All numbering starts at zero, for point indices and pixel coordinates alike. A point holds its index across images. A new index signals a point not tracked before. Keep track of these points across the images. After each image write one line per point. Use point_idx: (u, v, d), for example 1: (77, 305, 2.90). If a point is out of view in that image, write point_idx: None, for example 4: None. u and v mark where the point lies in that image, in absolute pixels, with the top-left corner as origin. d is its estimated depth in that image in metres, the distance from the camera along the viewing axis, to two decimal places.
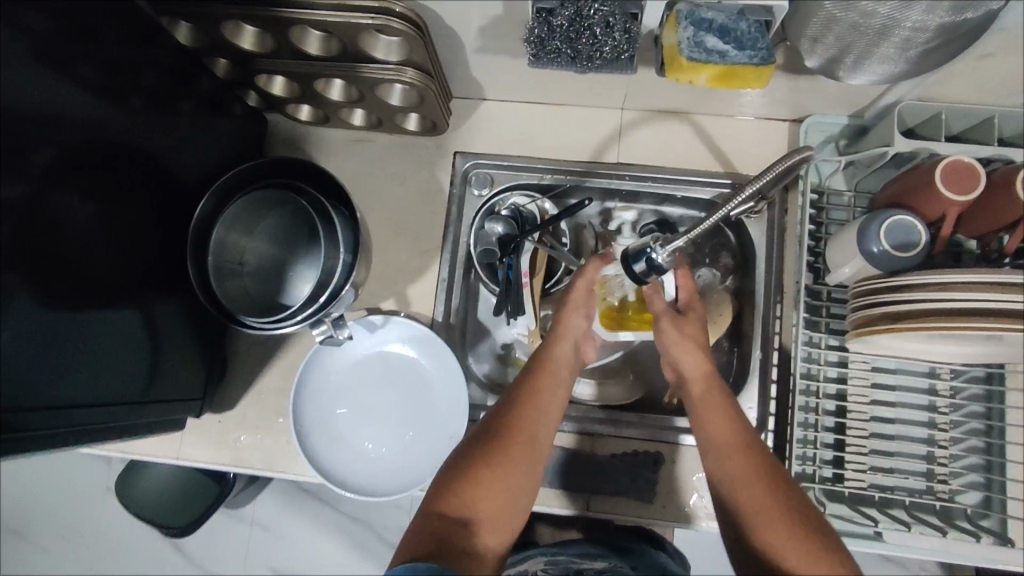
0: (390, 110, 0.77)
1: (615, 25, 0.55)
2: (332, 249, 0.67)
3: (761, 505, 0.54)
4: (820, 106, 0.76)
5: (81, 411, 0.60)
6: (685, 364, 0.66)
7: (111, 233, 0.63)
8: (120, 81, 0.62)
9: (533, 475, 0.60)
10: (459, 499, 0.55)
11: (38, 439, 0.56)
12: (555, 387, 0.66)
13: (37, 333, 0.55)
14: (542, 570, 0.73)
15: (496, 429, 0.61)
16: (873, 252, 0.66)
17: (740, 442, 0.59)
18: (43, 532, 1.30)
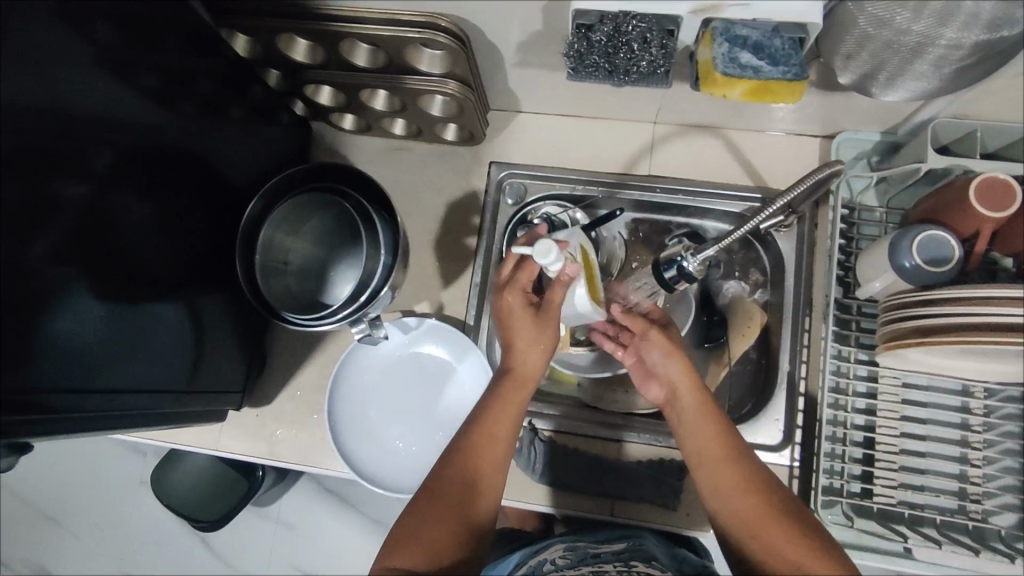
0: (428, 120, 0.80)
1: (652, 41, 0.57)
2: (373, 252, 0.70)
3: (754, 513, 0.56)
4: (853, 122, 0.77)
5: (127, 396, 0.63)
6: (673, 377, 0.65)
7: (165, 231, 0.67)
8: (181, 88, 0.66)
9: (491, 504, 0.61)
10: (419, 557, 0.55)
11: (85, 421, 0.59)
12: (509, 420, 0.64)
13: (95, 320, 0.59)
14: (560, 557, 0.72)
15: (447, 478, 0.60)
16: (905, 266, 0.66)
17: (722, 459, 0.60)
18: (80, 523, 1.34)
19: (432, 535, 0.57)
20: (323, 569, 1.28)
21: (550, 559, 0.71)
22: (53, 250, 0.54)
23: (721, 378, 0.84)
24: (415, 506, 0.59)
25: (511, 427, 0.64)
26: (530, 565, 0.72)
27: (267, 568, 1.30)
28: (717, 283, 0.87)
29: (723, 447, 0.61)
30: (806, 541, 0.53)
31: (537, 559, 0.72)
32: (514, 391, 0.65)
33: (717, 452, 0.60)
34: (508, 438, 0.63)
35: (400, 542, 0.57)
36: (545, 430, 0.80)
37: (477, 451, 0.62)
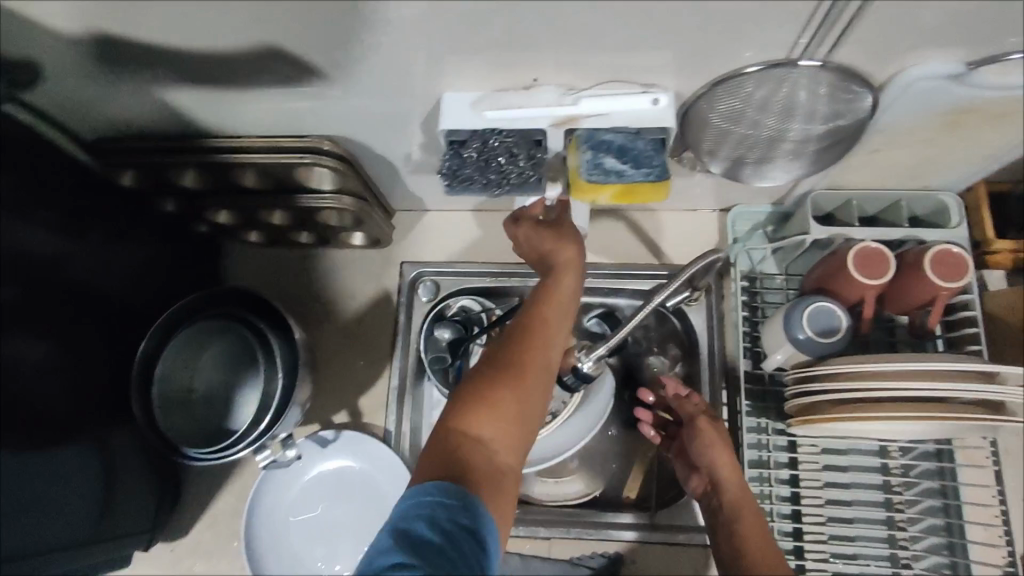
0: (330, 230, 0.81)
1: (519, 154, 0.59)
2: (272, 372, 0.69)
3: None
4: (742, 198, 0.81)
5: (30, 560, 0.59)
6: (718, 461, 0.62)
7: (66, 373, 0.63)
8: (85, 221, 0.66)
9: (546, 394, 0.53)
10: (477, 423, 0.49)
11: None
12: (565, 317, 0.57)
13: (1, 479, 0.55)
14: None
15: (507, 353, 0.53)
16: (799, 339, 0.67)
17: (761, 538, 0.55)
18: None
19: (487, 401, 0.50)
20: None
21: None
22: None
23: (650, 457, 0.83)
24: (474, 374, 0.52)
25: (564, 322, 0.57)
26: None
27: None
28: (639, 359, 0.87)
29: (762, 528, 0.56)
30: None
31: None
32: (563, 279, 0.59)
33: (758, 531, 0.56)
34: (562, 330, 0.57)
35: (458, 405, 0.50)
36: None
37: (536, 336, 0.55)
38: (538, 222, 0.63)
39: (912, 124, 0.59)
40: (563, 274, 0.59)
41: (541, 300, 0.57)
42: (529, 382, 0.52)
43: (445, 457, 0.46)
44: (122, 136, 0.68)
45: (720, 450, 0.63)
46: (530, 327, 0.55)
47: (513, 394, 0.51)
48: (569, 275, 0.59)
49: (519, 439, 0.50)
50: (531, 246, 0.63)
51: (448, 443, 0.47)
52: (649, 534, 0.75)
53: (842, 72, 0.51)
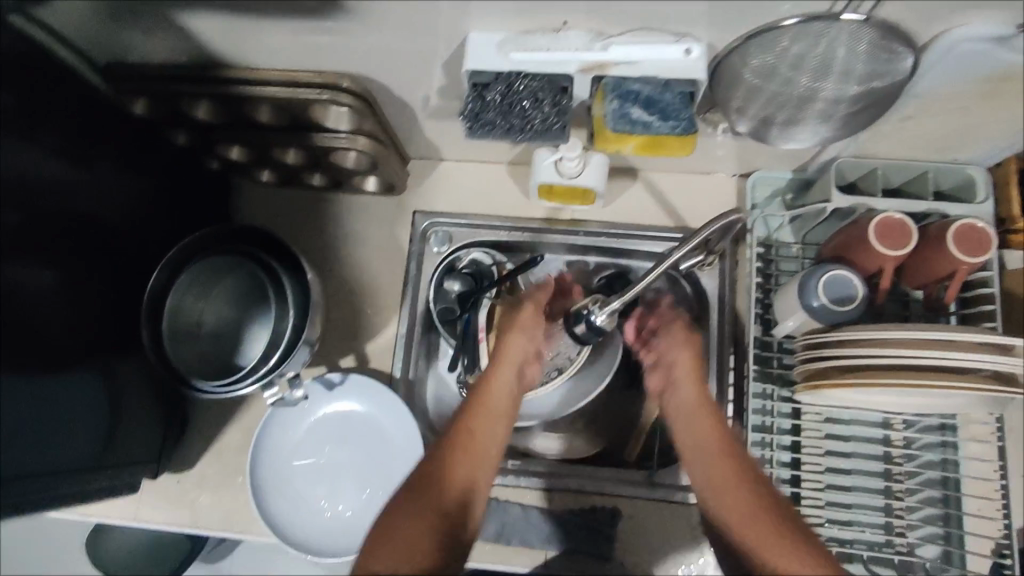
0: (345, 174, 0.79)
1: (543, 99, 0.58)
2: (284, 311, 0.70)
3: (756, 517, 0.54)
4: (764, 162, 0.79)
5: (44, 478, 0.60)
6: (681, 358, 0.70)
7: (68, 299, 0.64)
8: (90, 149, 0.66)
9: (491, 474, 0.59)
10: (433, 507, 0.52)
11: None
12: (504, 416, 0.63)
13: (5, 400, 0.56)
14: None
15: (452, 435, 0.59)
16: (813, 307, 0.67)
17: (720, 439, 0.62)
18: None
19: (440, 487, 0.54)
20: None
21: None
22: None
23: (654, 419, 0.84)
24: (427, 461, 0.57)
25: (506, 409, 0.64)
26: None
27: None
28: None
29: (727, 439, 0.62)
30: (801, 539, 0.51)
31: None
32: (501, 372, 0.67)
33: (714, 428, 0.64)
34: (505, 415, 0.63)
35: (411, 490, 0.54)
36: None
37: (477, 413, 0.62)
38: (535, 305, 0.73)
39: (950, 90, 0.57)
40: (503, 363, 0.68)
41: (478, 395, 0.64)
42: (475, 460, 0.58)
43: (408, 546, 0.48)
44: (132, 66, 0.67)
45: (681, 348, 0.71)
46: (474, 406, 0.62)
47: (461, 478, 0.56)
48: (515, 346, 0.69)
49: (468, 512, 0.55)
50: (490, 351, 0.71)
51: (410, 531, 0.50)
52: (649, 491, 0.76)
53: (884, 28, 0.49)
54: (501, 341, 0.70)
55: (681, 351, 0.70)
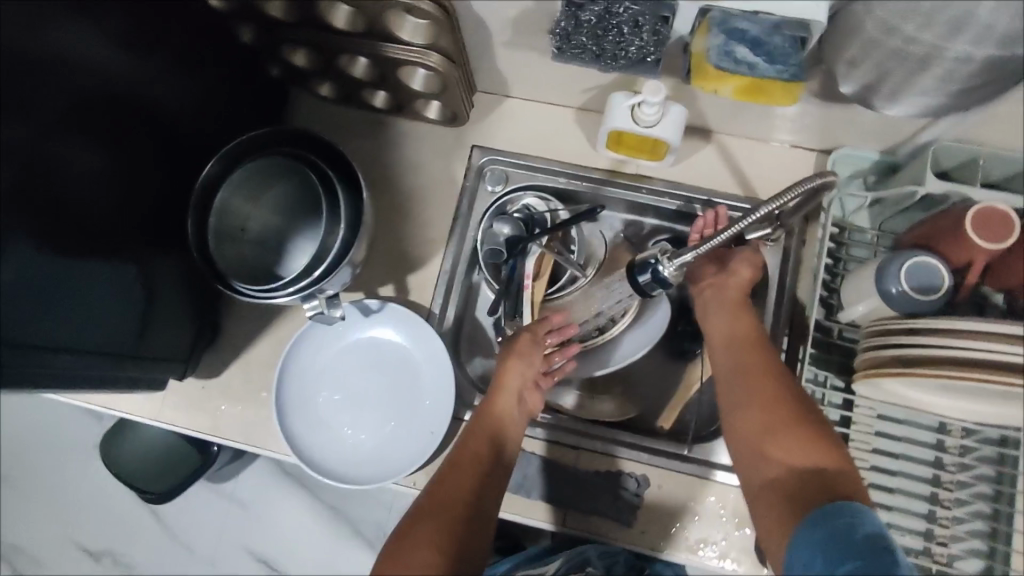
0: (409, 96, 0.77)
1: (644, 25, 0.53)
2: (333, 225, 0.67)
3: (778, 416, 0.58)
4: (851, 138, 0.74)
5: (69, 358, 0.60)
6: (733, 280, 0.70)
7: (117, 186, 0.63)
8: (154, 36, 0.64)
9: (495, 488, 0.65)
10: (433, 526, 0.59)
11: (12, 378, 0.55)
12: (501, 432, 0.68)
13: (27, 272, 0.54)
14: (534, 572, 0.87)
15: (456, 458, 0.65)
16: (891, 293, 0.63)
17: (759, 347, 0.65)
18: (48, 487, 1.48)
19: (440, 503, 0.61)
20: (275, 554, 1.43)
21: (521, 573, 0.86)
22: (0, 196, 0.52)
23: (692, 393, 0.81)
24: (435, 482, 0.64)
25: (506, 426, 0.69)
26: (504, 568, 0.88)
27: (221, 547, 1.44)
28: None
29: (763, 347, 0.65)
30: (818, 438, 0.56)
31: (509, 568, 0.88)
32: (504, 389, 0.70)
33: (752, 338, 0.66)
34: (503, 430, 0.68)
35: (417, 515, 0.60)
36: None
37: (476, 431, 0.68)
38: (532, 336, 0.72)
39: None
40: (500, 393, 0.70)
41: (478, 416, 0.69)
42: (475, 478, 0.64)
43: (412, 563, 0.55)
44: None
45: (740, 266, 0.71)
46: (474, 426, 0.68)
47: (462, 492, 0.62)
48: (514, 371, 0.70)
49: (472, 523, 0.61)
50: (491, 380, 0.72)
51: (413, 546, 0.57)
52: (681, 463, 0.73)
53: None
54: (499, 369, 0.71)
55: (739, 269, 0.70)
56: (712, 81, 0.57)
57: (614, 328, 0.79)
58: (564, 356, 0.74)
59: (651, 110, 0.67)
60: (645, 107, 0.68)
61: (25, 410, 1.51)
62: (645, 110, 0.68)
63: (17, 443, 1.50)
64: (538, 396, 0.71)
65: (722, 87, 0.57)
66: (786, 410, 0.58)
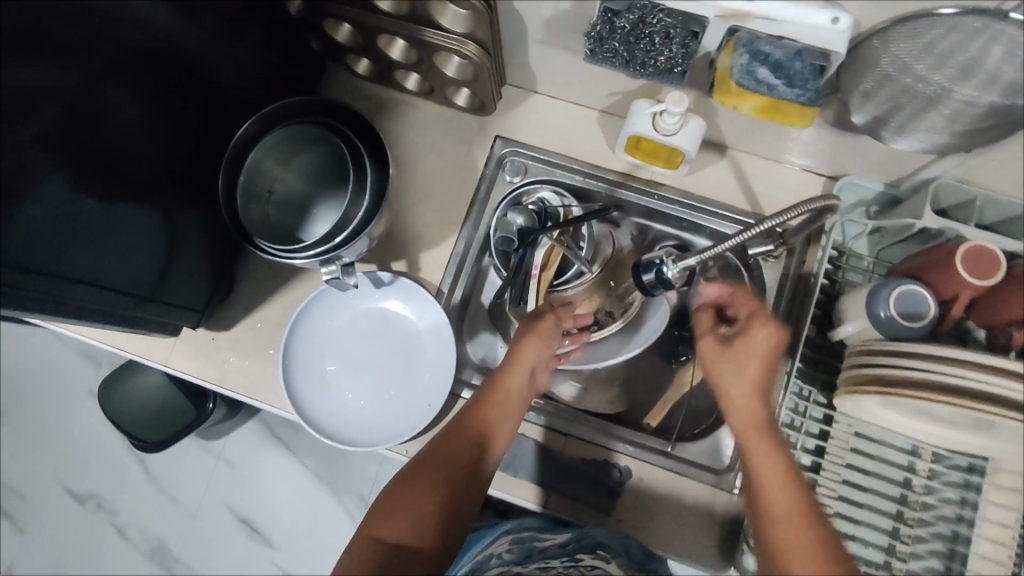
0: (441, 81, 0.79)
1: (674, 38, 0.57)
2: (358, 195, 0.69)
3: (795, 539, 0.53)
4: (857, 166, 0.77)
5: (95, 296, 0.64)
6: (746, 362, 0.61)
7: (153, 139, 0.67)
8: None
9: (496, 454, 0.67)
10: (428, 483, 0.62)
11: (40, 303, 0.59)
12: (509, 408, 0.69)
13: (58, 208, 0.57)
14: (507, 550, 0.70)
15: (462, 421, 0.67)
16: (880, 316, 0.66)
17: (779, 449, 0.58)
18: (38, 425, 1.51)
19: (439, 460, 0.63)
20: (254, 514, 1.45)
21: (498, 552, 0.69)
22: (43, 133, 0.55)
23: (681, 394, 0.85)
24: (441, 436, 0.66)
25: (512, 401, 0.69)
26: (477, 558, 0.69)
27: (202, 501, 1.47)
28: None
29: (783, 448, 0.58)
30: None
31: (485, 552, 0.70)
32: (517, 363, 0.71)
33: (770, 433, 0.59)
34: (510, 409, 0.69)
35: (417, 467, 0.63)
36: None
37: (489, 399, 0.69)
38: (554, 319, 0.74)
39: None
40: (514, 366, 0.71)
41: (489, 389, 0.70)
42: (478, 442, 0.66)
43: (402, 514, 0.59)
44: None
45: (748, 351, 0.61)
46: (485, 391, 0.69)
47: (462, 453, 0.64)
48: (532, 345, 0.72)
49: (466, 486, 0.63)
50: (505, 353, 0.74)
51: (407, 497, 0.61)
52: (663, 459, 0.76)
53: None
54: (516, 344, 0.73)
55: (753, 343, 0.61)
56: (736, 99, 0.61)
57: (611, 325, 0.82)
58: (574, 341, 0.78)
59: (671, 120, 0.71)
60: (666, 116, 0.71)
61: (30, 348, 1.54)
62: (665, 120, 0.71)
63: (18, 380, 1.53)
64: (545, 376, 0.74)
65: (744, 106, 0.61)
66: (795, 483, 0.56)
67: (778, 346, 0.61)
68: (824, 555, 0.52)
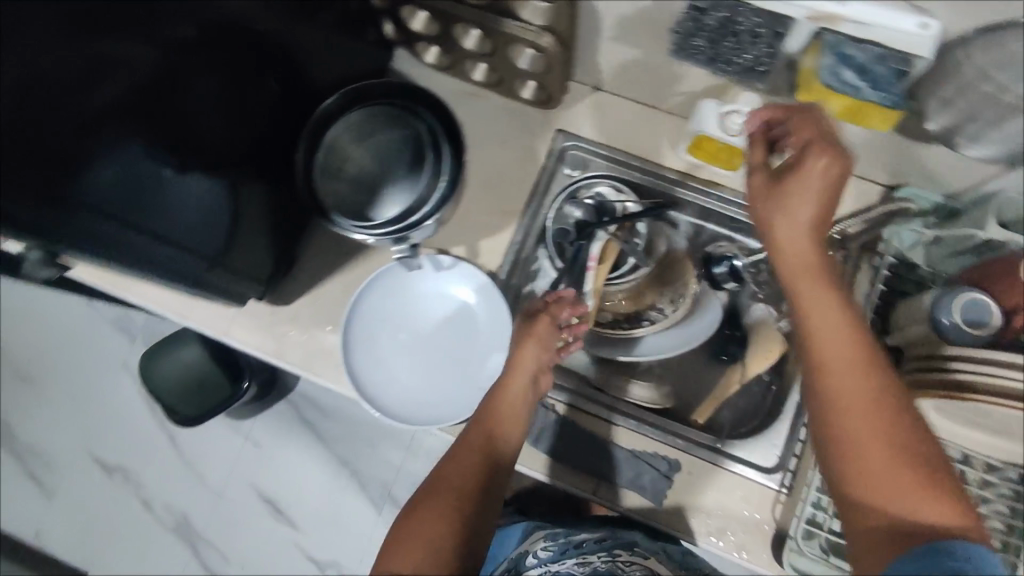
0: (510, 72, 0.80)
1: (761, 37, 0.58)
2: (433, 178, 0.72)
3: (875, 433, 0.49)
4: (918, 176, 0.78)
5: (163, 254, 0.64)
6: (798, 229, 0.56)
7: (226, 112, 0.68)
8: None
9: (502, 471, 0.66)
10: (439, 508, 0.59)
11: (118, 250, 0.60)
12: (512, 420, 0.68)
13: (135, 172, 0.59)
14: (542, 547, 0.86)
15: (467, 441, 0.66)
16: (942, 323, 0.66)
17: (852, 333, 0.53)
18: (72, 397, 1.53)
19: (447, 484, 0.62)
20: (279, 494, 1.47)
21: (533, 551, 0.86)
22: (115, 101, 0.56)
23: (729, 393, 0.86)
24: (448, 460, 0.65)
25: (515, 411, 0.68)
26: (516, 556, 0.87)
27: (228, 480, 1.48)
28: (744, 304, 0.89)
29: (856, 325, 0.54)
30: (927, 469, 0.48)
31: (522, 550, 0.87)
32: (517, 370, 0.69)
33: (845, 320, 0.54)
34: (512, 423, 0.68)
35: (427, 493, 0.62)
36: (551, 398, 0.81)
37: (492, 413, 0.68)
38: (552, 318, 0.72)
39: None
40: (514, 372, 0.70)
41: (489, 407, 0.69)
42: (482, 460, 0.64)
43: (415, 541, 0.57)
44: None
45: (810, 184, 0.56)
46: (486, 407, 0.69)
47: (468, 474, 0.63)
48: (529, 348, 0.71)
49: (477, 503, 0.61)
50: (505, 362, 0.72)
51: (418, 524, 0.58)
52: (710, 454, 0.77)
53: None
54: (515, 351, 0.72)
55: (794, 222, 0.56)
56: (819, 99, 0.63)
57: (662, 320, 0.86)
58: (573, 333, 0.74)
59: (739, 120, 0.72)
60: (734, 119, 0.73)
61: (66, 321, 1.57)
62: (733, 121, 0.72)
63: (54, 352, 1.56)
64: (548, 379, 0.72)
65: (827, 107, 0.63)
66: (880, 367, 0.52)
67: (845, 170, 0.56)
68: (912, 457, 0.49)
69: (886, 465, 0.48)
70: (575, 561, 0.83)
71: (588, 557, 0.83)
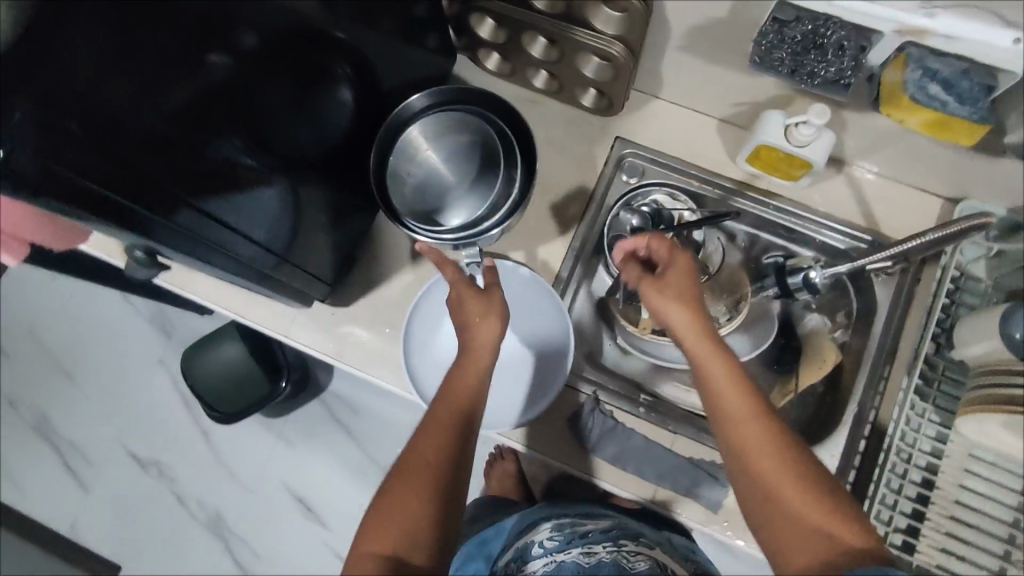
0: (574, 80, 0.81)
1: (847, 50, 0.58)
2: (506, 182, 0.74)
3: (780, 474, 0.53)
4: (980, 190, 0.78)
5: (228, 251, 0.63)
6: (671, 313, 0.60)
7: (291, 116, 0.65)
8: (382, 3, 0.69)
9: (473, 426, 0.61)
10: (418, 480, 0.56)
11: (190, 243, 0.59)
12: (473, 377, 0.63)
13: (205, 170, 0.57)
14: (546, 537, 0.78)
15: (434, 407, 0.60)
16: (1014, 337, 0.67)
17: (744, 391, 0.56)
18: (108, 391, 1.55)
19: (418, 450, 0.58)
20: (310, 493, 1.48)
21: (537, 539, 0.77)
22: (187, 105, 0.53)
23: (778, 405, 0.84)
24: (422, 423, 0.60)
25: (477, 373, 0.63)
26: (518, 548, 0.77)
27: (259, 477, 1.49)
28: None
29: (739, 377, 0.57)
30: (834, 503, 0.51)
31: (525, 542, 0.78)
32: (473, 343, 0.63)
33: (733, 375, 0.57)
34: (478, 380, 0.63)
35: (400, 469, 0.57)
36: (607, 404, 0.81)
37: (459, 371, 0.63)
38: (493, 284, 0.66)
39: None
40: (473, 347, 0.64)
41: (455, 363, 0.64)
42: (452, 424, 0.59)
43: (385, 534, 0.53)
44: None
45: (675, 290, 0.61)
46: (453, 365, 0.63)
47: (441, 434, 0.59)
48: (486, 320, 0.64)
49: (454, 467, 0.57)
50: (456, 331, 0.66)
51: (393, 503, 0.55)
52: None
53: None
54: (468, 324, 0.65)
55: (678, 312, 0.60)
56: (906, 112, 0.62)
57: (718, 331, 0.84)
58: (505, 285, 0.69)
59: (807, 132, 0.72)
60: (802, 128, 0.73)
61: (104, 316, 1.59)
62: (801, 132, 0.72)
63: (92, 346, 1.58)
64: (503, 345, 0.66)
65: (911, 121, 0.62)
66: (769, 414, 0.55)
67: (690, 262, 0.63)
68: (818, 491, 0.52)
69: (803, 503, 0.51)
70: (580, 551, 0.73)
71: (591, 546, 0.74)
